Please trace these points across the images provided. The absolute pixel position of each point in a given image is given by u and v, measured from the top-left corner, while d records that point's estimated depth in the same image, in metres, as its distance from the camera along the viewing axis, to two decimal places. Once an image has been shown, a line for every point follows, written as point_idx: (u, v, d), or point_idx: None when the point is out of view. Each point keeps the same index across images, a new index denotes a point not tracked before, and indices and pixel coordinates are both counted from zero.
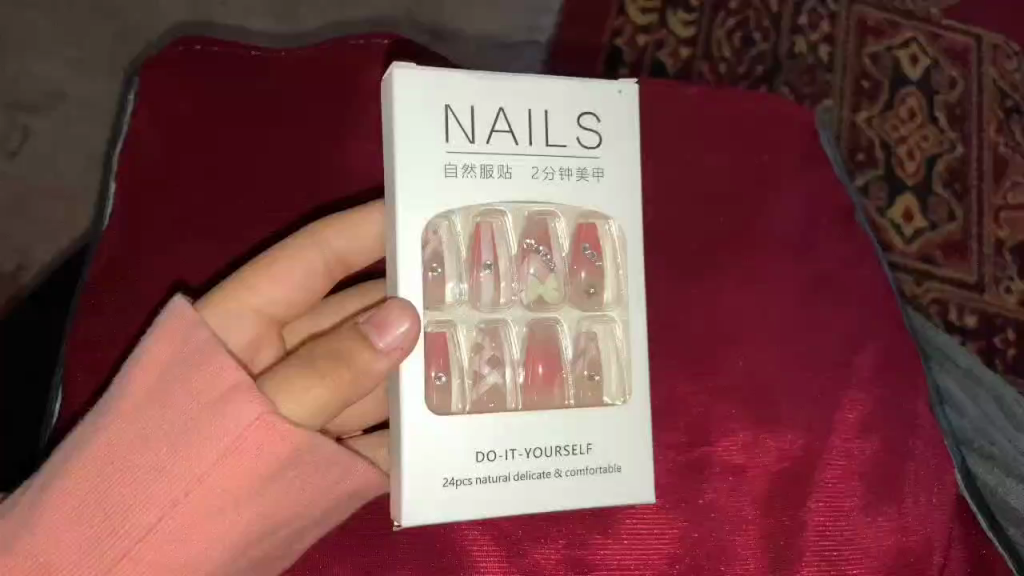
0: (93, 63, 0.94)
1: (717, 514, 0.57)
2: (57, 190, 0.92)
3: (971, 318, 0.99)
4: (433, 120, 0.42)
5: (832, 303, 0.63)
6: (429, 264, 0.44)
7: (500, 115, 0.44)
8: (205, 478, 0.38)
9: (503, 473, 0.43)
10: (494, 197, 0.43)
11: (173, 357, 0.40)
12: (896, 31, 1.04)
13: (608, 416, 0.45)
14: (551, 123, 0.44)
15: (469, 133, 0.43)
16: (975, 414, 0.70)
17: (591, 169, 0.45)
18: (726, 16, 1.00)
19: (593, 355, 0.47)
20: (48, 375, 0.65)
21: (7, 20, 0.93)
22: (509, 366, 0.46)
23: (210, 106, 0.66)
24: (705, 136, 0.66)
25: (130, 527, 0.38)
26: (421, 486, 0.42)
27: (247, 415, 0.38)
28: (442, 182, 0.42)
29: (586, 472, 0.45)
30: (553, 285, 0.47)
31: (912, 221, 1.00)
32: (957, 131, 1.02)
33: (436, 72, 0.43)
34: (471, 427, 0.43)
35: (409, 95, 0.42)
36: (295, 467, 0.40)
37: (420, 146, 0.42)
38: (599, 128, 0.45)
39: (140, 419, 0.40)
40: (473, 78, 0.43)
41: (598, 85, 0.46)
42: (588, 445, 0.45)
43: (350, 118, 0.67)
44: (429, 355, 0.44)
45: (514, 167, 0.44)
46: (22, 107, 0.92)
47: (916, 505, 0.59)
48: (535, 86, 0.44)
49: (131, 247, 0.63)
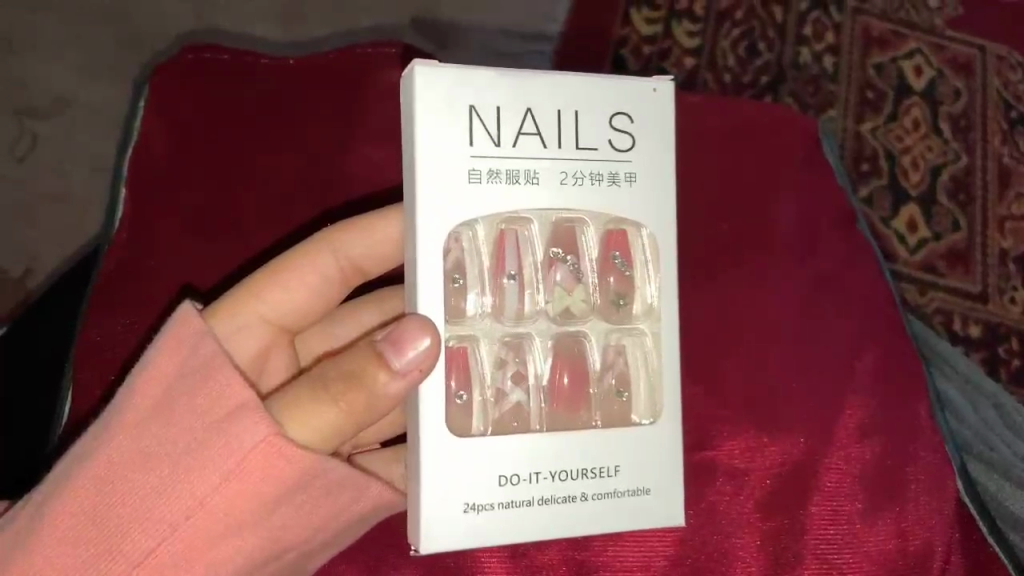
0: (103, 70, 0.96)
1: (718, 517, 0.58)
2: (63, 195, 0.95)
3: (975, 327, 0.99)
4: (457, 123, 0.43)
5: (833, 308, 0.64)
6: (451, 274, 0.45)
7: (527, 116, 0.44)
8: (207, 502, 0.39)
9: (527, 497, 0.43)
10: (522, 202, 0.44)
11: (179, 371, 0.41)
12: (900, 41, 1.04)
13: (639, 433, 0.46)
14: (581, 125, 0.45)
15: (495, 136, 0.43)
16: (975, 420, 0.71)
17: (624, 174, 0.46)
18: (732, 26, 1.00)
19: (621, 370, 0.48)
20: (48, 376, 0.65)
21: (18, 26, 0.95)
22: (532, 382, 0.47)
23: (218, 111, 0.67)
24: (708, 145, 0.67)
25: (129, 549, 0.39)
26: (440, 505, 0.42)
27: (252, 437, 0.39)
28: (466, 188, 0.43)
29: (613, 495, 0.45)
30: (581, 296, 0.48)
31: (916, 231, 1.00)
32: (961, 141, 1.03)
33: (460, 72, 0.43)
34: (494, 452, 0.43)
35: (433, 98, 0.42)
36: (303, 490, 0.41)
37: (444, 150, 0.42)
38: (632, 129, 0.46)
39: (142, 436, 0.40)
40: (496, 76, 0.43)
41: (631, 85, 0.46)
42: (615, 467, 0.45)
43: (354, 123, 0.68)
44: (451, 370, 0.44)
45: (541, 173, 0.44)
46: (30, 113, 0.95)
47: (918, 509, 0.59)
48: (563, 87, 0.45)
49: (140, 251, 0.64)
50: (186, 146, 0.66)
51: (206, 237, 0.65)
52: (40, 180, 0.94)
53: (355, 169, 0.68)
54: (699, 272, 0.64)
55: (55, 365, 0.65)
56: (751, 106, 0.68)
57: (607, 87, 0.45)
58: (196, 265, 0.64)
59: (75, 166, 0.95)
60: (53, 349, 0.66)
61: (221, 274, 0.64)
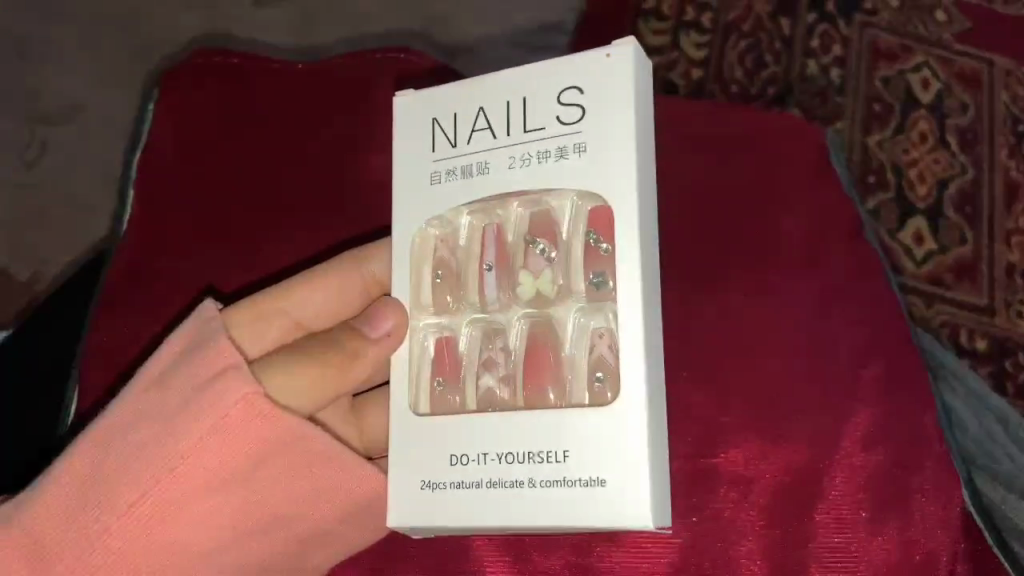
0: (118, 80, 0.99)
1: (724, 525, 0.58)
2: (71, 202, 0.97)
3: (982, 341, 0.98)
4: (422, 134, 0.50)
5: (842, 317, 0.63)
6: (433, 270, 0.51)
7: (480, 114, 0.49)
8: (189, 458, 0.43)
9: (476, 478, 0.45)
10: (473, 191, 0.48)
11: (190, 343, 0.45)
12: (908, 55, 1.04)
13: (587, 414, 0.43)
14: (529, 110, 0.47)
15: (452, 139, 0.49)
16: (978, 430, 0.71)
17: (573, 146, 0.46)
18: (739, 39, 1.03)
19: (600, 353, 0.46)
20: (48, 375, 0.65)
21: (39, 35, 1.00)
22: (507, 365, 0.49)
23: (235, 117, 0.68)
24: (712, 154, 0.68)
25: (116, 501, 0.43)
26: (402, 480, 0.47)
27: (235, 393, 0.43)
28: (430, 188, 0.49)
29: (563, 483, 0.43)
30: (551, 278, 0.49)
31: (923, 243, 1.00)
32: (968, 155, 1.02)
33: (426, 95, 0.51)
34: (446, 431, 0.46)
35: (407, 117, 0.51)
36: (283, 452, 0.45)
37: (412, 161, 0.50)
38: (582, 100, 0.46)
39: (142, 404, 0.44)
40: (456, 87, 0.50)
41: (582, 59, 0.47)
42: (564, 452, 0.44)
43: (354, 129, 0.66)
44: (436, 363, 0.50)
45: (491, 162, 0.48)
46: (45, 120, 0.98)
47: (923, 519, 0.58)
48: (513, 79, 0.48)
49: (152, 253, 0.65)
50: (202, 151, 0.67)
51: (213, 241, 0.65)
52: (49, 186, 0.97)
53: (366, 174, 0.65)
54: (704, 279, 0.64)
55: (56, 365, 0.65)
56: (760, 120, 0.70)
57: (559, 68, 0.47)
58: (213, 268, 0.64)
59: (83, 173, 0.97)
60: (56, 349, 0.66)
61: (229, 280, 0.63)
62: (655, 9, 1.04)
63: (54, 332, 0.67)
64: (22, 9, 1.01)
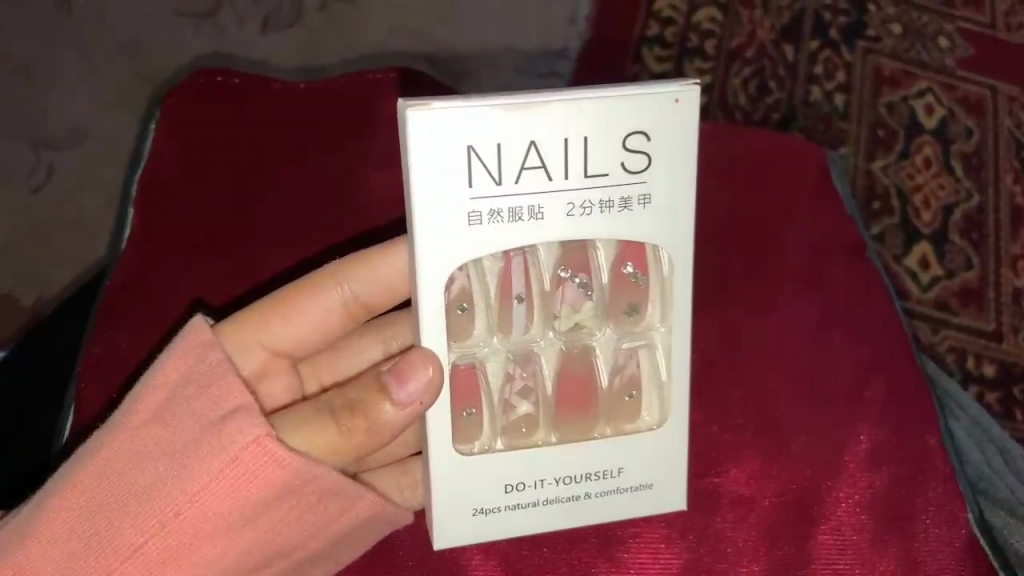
0: (119, 105, 1.00)
1: (723, 544, 0.57)
2: (76, 225, 0.99)
3: (989, 366, 0.98)
4: (455, 164, 0.43)
5: (843, 335, 0.63)
6: (455, 303, 0.47)
7: (531, 149, 0.43)
8: (196, 501, 0.41)
9: (532, 499, 0.49)
10: (522, 236, 0.45)
11: (182, 377, 0.43)
12: (910, 81, 1.04)
13: (644, 439, 0.50)
14: (591, 152, 0.44)
15: (496, 175, 0.43)
16: (979, 457, 0.69)
17: (637, 197, 0.46)
18: (743, 65, 1.01)
19: (631, 374, 0.51)
20: (47, 396, 0.65)
21: (36, 59, 1.00)
22: (538, 392, 0.50)
23: (235, 138, 0.68)
24: (710, 172, 0.67)
25: (118, 546, 0.41)
26: (448, 511, 0.48)
27: (245, 436, 0.41)
28: (467, 231, 0.44)
29: (616, 491, 0.50)
30: (589, 310, 0.50)
31: (929, 268, 0.99)
32: (973, 180, 1.02)
33: (454, 108, 0.42)
34: (502, 465, 0.48)
35: (437, 139, 0.42)
36: (291, 497, 0.42)
37: (444, 196, 0.43)
38: (648, 148, 0.45)
39: (143, 436, 0.42)
40: (499, 111, 0.42)
41: (649, 99, 0.44)
42: (619, 469, 0.50)
43: (361, 146, 0.68)
44: (459, 396, 0.48)
45: (546, 208, 0.45)
46: (48, 145, 1.00)
47: (928, 541, 0.57)
48: (572, 113, 0.43)
49: (153, 274, 0.65)
50: (199, 170, 0.67)
51: (214, 257, 0.65)
52: (57, 210, 0.99)
53: (365, 191, 0.68)
54: (708, 299, 0.64)
55: (59, 386, 0.65)
56: (756, 136, 0.69)
57: (624, 108, 0.44)
58: (209, 281, 0.65)
59: (88, 196, 0.99)
60: (59, 369, 0.66)
61: (232, 293, 0.65)
62: (659, 36, 1.00)
63: (55, 351, 0.68)
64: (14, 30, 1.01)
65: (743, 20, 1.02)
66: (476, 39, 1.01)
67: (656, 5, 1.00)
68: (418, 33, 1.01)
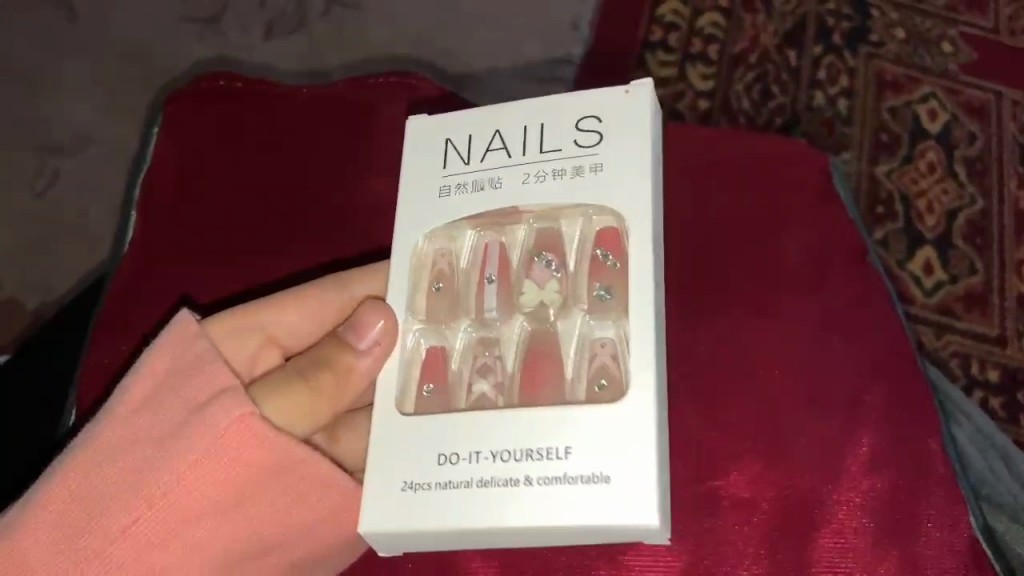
0: (121, 108, 1.03)
1: (722, 547, 0.57)
2: (77, 228, 0.99)
3: (994, 372, 0.95)
4: (434, 152, 0.52)
5: (843, 338, 0.62)
6: (431, 280, 0.51)
7: (496, 136, 0.51)
8: (184, 481, 0.41)
9: (466, 478, 0.43)
10: (482, 203, 0.49)
11: (172, 366, 0.44)
12: (915, 86, 1.04)
13: (595, 411, 0.43)
14: (547, 134, 0.50)
15: (465, 157, 0.51)
16: (983, 465, 0.68)
17: (589, 166, 0.48)
18: (745, 71, 1.02)
19: (603, 365, 0.46)
20: (51, 400, 0.65)
21: (50, 69, 1.06)
22: (500, 372, 0.48)
23: (239, 143, 0.69)
24: (703, 177, 0.69)
25: (107, 528, 0.40)
26: (380, 483, 0.45)
27: (233, 409, 0.43)
28: (438, 201, 0.50)
29: (564, 480, 0.42)
30: (554, 289, 0.50)
31: (932, 273, 0.98)
32: (977, 185, 1.01)
33: (442, 118, 0.53)
34: (435, 432, 0.45)
35: (423, 136, 0.53)
36: (288, 473, 0.45)
37: (423, 175, 0.52)
38: (600, 128, 0.49)
39: (132, 423, 0.43)
40: (474, 113, 0.52)
41: (602, 94, 0.50)
42: (566, 449, 0.42)
43: (362, 153, 0.67)
44: (425, 371, 0.49)
45: (504, 178, 0.50)
46: (53, 151, 1.02)
47: (929, 545, 0.56)
48: (532, 109, 0.51)
49: (152, 274, 0.65)
50: (204, 173, 0.68)
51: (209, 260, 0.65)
52: (64, 212, 0.99)
53: (364, 199, 0.65)
54: (704, 302, 0.64)
55: (60, 386, 0.65)
56: (754, 143, 0.70)
57: (577, 101, 0.50)
58: (197, 280, 0.64)
59: (89, 199, 0.99)
60: (59, 370, 0.66)
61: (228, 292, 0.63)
62: (661, 41, 1.02)
63: (58, 356, 0.67)
64: (42, 47, 1.07)
65: (746, 25, 1.04)
66: (478, 47, 1.02)
67: (659, 10, 1.04)
68: (420, 41, 1.03)
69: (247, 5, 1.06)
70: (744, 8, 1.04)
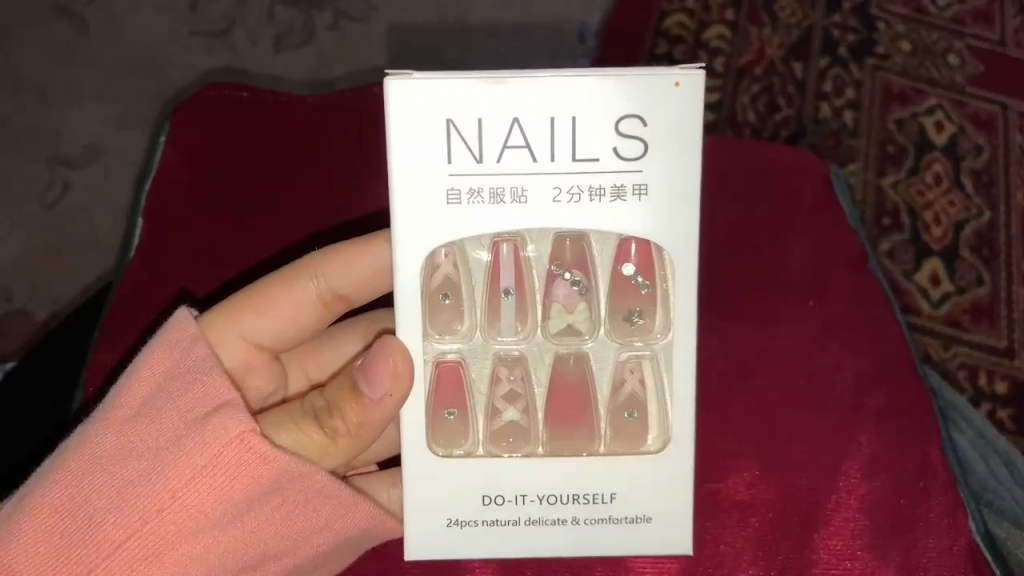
0: (129, 118, 1.05)
1: (727, 547, 0.58)
2: (88, 239, 1.04)
3: (1001, 383, 0.98)
4: (436, 140, 0.44)
5: (842, 345, 0.62)
6: (439, 291, 0.48)
7: (514, 127, 0.44)
8: (179, 498, 0.42)
9: (513, 516, 0.49)
10: (506, 218, 0.45)
11: (167, 373, 0.45)
12: (920, 98, 1.04)
13: (638, 464, 0.48)
14: (578, 134, 0.44)
15: (476, 152, 0.44)
16: (985, 472, 0.68)
17: (632, 187, 0.45)
18: (751, 83, 1.01)
19: (632, 392, 0.49)
20: (60, 402, 0.66)
21: (55, 78, 1.06)
22: (528, 396, 0.50)
23: (244, 150, 0.69)
24: (717, 184, 0.67)
25: (99, 542, 0.41)
26: (424, 519, 0.48)
27: (231, 428, 0.42)
28: (446, 208, 0.45)
29: (608, 520, 0.49)
30: (584, 315, 0.50)
31: (940, 285, 0.99)
32: (983, 197, 1.02)
33: (436, 84, 0.43)
34: (478, 475, 0.48)
35: (414, 110, 0.43)
36: (281, 493, 0.45)
37: (423, 170, 0.44)
38: (643, 134, 0.44)
39: (127, 432, 0.43)
40: (476, 84, 0.43)
41: (646, 81, 0.44)
42: (610, 494, 0.49)
43: (364, 162, 0.69)
44: (441, 392, 0.49)
45: (529, 189, 0.45)
46: (63, 162, 1.05)
47: (927, 554, 0.57)
48: (558, 94, 0.44)
49: (156, 277, 0.66)
50: (211, 178, 0.68)
51: (213, 262, 0.67)
52: (69, 226, 1.04)
53: (365, 202, 0.68)
54: (710, 310, 0.64)
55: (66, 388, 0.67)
56: (765, 148, 0.68)
57: (614, 91, 0.44)
58: (195, 275, 0.66)
59: (101, 206, 1.04)
60: (66, 371, 0.68)
61: (218, 282, 0.66)
62: (668, 55, 1.00)
63: (66, 359, 0.69)
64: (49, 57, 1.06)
65: (753, 38, 1.02)
66: (483, 59, 1.03)
67: (664, 24, 1.01)
68: (425, 54, 1.04)
69: (257, 16, 1.06)
70: (750, 21, 1.02)
